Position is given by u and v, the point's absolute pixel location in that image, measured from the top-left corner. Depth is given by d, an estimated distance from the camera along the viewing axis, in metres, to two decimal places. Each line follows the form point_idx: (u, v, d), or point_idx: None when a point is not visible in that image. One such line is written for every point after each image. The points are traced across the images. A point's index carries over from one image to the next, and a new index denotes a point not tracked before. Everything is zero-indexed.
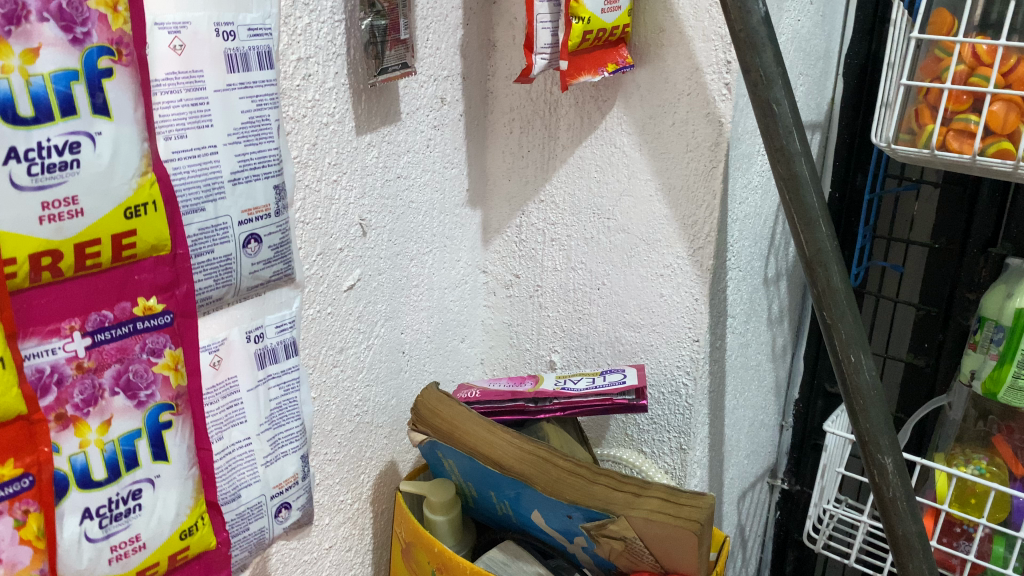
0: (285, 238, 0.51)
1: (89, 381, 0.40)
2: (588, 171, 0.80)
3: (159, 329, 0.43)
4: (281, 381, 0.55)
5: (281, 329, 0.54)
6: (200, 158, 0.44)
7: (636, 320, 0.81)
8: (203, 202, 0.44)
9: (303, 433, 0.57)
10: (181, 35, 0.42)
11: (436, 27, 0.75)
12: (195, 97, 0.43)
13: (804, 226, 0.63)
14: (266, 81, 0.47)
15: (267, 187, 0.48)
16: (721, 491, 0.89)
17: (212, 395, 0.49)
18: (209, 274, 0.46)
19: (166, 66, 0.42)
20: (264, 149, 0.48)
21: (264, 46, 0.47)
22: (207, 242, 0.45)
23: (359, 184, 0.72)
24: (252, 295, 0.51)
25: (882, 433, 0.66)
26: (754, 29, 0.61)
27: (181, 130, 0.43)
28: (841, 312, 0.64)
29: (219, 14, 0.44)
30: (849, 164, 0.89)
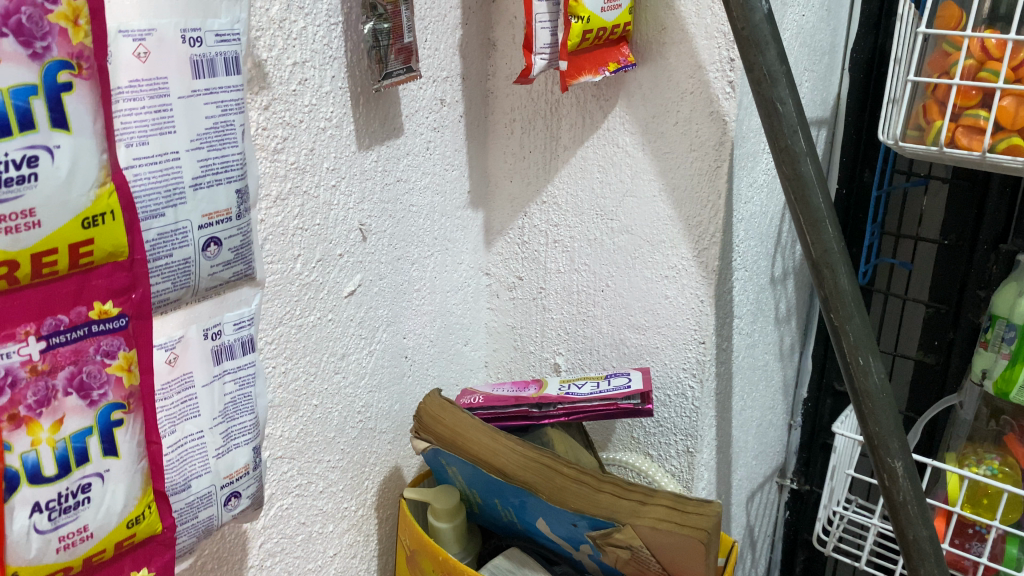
0: (246, 239, 0.50)
1: (43, 384, 0.39)
2: (590, 172, 0.79)
3: (113, 333, 0.42)
4: (239, 376, 0.53)
5: (241, 326, 0.52)
6: (162, 164, 0.43)
7: (642, 322, 0.80)
8: (163, 208, 0.44)
9: (257, 429, 0.55)
10: (146, 42, 0.42)
11: (435, 28, 0.74)
12: (158, 104, 0.43)
13: (810, 227, 0.62)
14: (233, 87, 0.47)
15: (230, 191, 0.48)
16: (728, 493, 0.88)
17: (166, 390, 0.48)
18: (169, 278, 0.45)
19: (130, 73, 0.41)
20: (227, 154, 0.47)
21: (231, 52, 0.47)
22: (166, 247, 0.44)
23: (358, 189, 0.71)
24: (213, 294, 0.50)
25: (892, 435, 0.65)
26: (757, 27, 0.59)
27: (143, 136, 0.42)
28: (849, 314, 0.63)
29: (185, 20, 0.43)
30: (857, 160, 0.88)
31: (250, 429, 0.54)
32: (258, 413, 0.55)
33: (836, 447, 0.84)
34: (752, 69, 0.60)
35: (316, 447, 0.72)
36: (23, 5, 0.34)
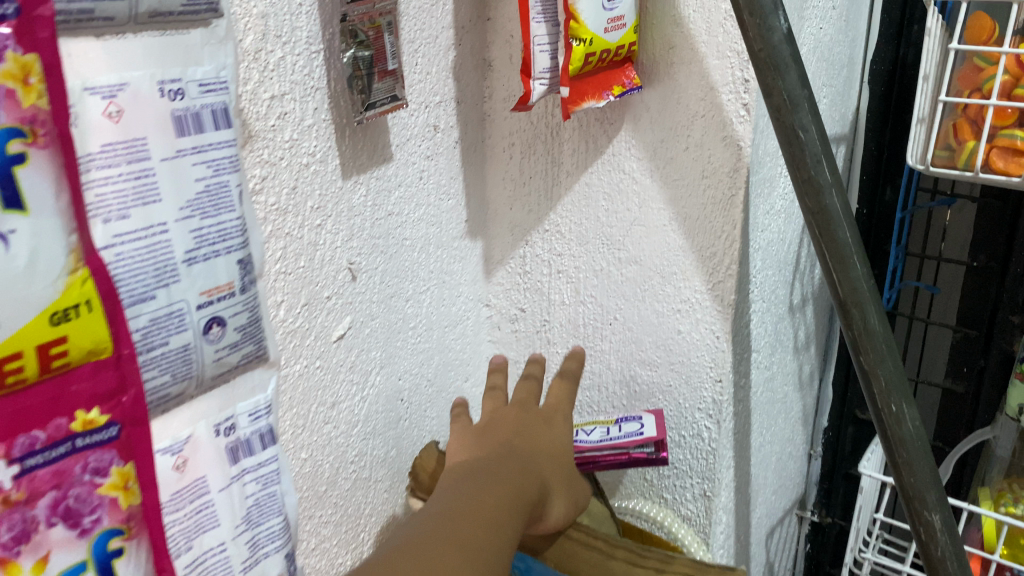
0: (254, 316, 0.46)
1: (19, 516, 0.34)
2: (595, 199, 0.74)
3: (102, 445, 0.37)
4: (258, 474, 0.48)
5: (256, 416, 0.48)
6: (147, 239, 0.38)
7: (652, 358, 0.76)
8: (153, 288, 0.39)
9: (286, 531, 0.51)
10: (118, 99, 0.37)
11: (426, 49, 0.69)
12: (138, 170, 0.38)
13: (837, 265, 0.55)
14: (223, 143, 0.42)
15: (229, 263, 0.43)
16: (748, 533, 0.83)
17: (175, 501, 0.43)
18: (166, 368, 0.40)
19: (102, 136, 0.36)
20: (223, 221, 0.43)
21: (219, 103, 0.42)
22: (160, 334, 0.39)
23: (347, 226, 0.65)
24: (216, 384, 0.44)
25: (928, 488, 0.58)
26: (776, 48, 0.51)
27: (123, 209, 0.37)
28: (880, 357, 0.57)
29: (163, 71, 0.39)
30: (877, 178, 0.83)
31: (276, 532, 0.49)
32: (285, 512, 0.51)
33: (861, 488, 0.79)
34: (770, 94, 0.52)
35: (309, 503, 0.67)
36: None
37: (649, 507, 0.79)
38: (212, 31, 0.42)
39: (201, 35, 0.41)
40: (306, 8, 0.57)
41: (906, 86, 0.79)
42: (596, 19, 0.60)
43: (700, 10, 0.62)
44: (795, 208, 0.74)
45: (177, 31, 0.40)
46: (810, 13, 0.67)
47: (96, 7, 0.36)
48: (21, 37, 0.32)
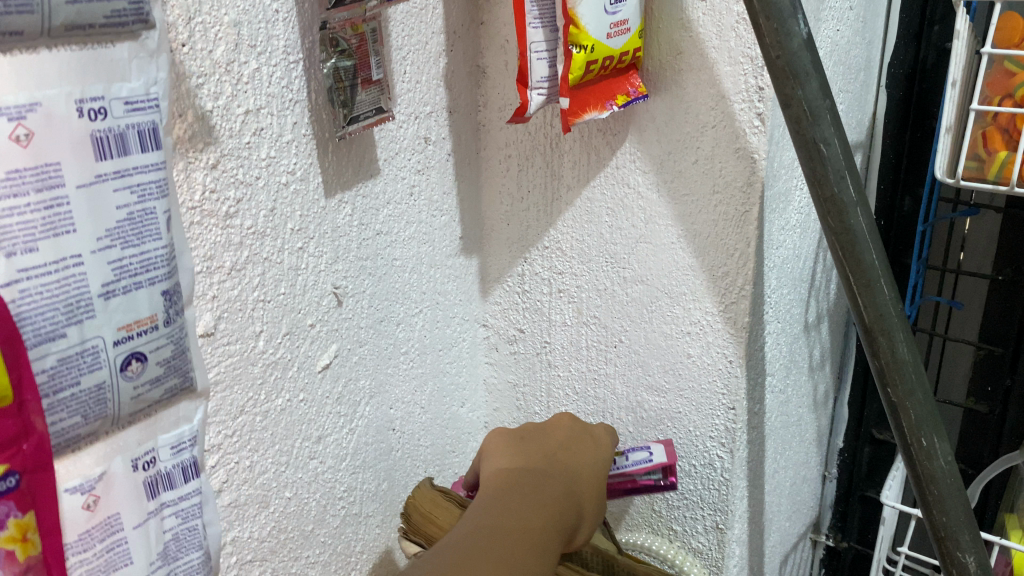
0: (181, 348, 0.41)
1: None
2: (598, 215, 0.70)
3: (1, 497, 0.33)
4: (179, 508, 0.44)
5: (179, 449, 0.43)
6: (59, 274, 0.34)
7: (661, 383, 0.71)
8: (63, 326, 0.34)
9: (212, 566, 0.46)
10: (27, 121, 0.32)
11: (415, 57, 0.64)
12: (48, 198, 0.33)
13: (862, 289, 0.49)
14: (152, 166, 0.37)
15: (152, 294, 0.38)
16: (762, 564, 0.79)
17: (85, 541, 0.38)
18: (77, 410, 0.36)
19: (7, 161, 0.32)
20: (148, 251, 0.38)
21: (148, 122, 0.37)
22: (70, 374, 0.35)
23: (331, 248, 0.60)
24: (136, 419, 0.40)
25: (963, 527, 0.53)
26: (795, 55, 0.44)
27: (29, 242, 0.33)
28: (909, 388, 0.51)
29: (81, 89, 0.34)
30: (896, 187, 0.79)
31: (197, 568, 0.44)
32: (208, 547, 0.46)
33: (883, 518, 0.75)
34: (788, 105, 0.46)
35: (293, 544, 0.62)
36: None
37: (657, 543, 0.74)
38: (143, 44, 0.37)
39: (129, 49, 0.36)
40: (283, 14, 0.52)
41: (926, 90, 0.75)
42: (598, 25, 0.55)
43: (709, 12, 0.58)
44: (811, 221, 0.70)
45: (100, 45, 0.35)
46: (827, 14, 0.63)
47: (1, 21, 0.31)
48: None
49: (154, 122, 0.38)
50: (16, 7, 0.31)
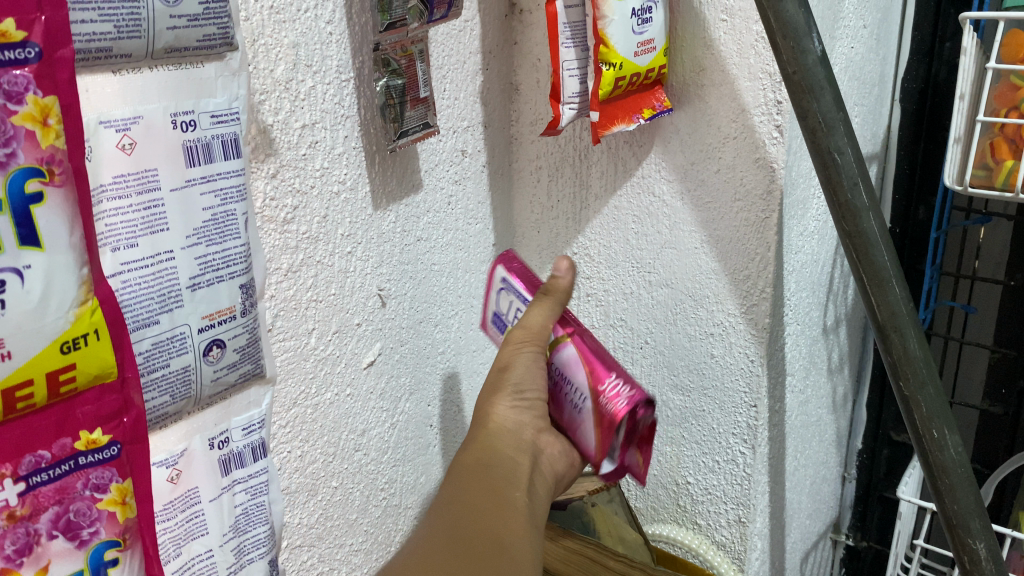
0: (253, 337, 0.47)
1: (22, 531, 0.35)
2: (625, 222, 0.74)
3: (104, 463, 0.38)
4: (249, 485, 0.50)
5: (250, 430, 0.49)
6: (154, 266, 0.40)
7: (685, 382, 0.75)
8: (157, 313, 0.40)
9: (273, 537, 0.52)
10: (131, 131, 0.39)
11: (454, 75, 0.68)
12: (147, 200, 0.40)
13: (873, 288, 0.50)
14: (233, 172, 0.44)
15: (232, 288, 0.45)
16: (782, 559, 0.82)
17: (168, 511, 0.44)
18: (166, 391, 0.42)
19: (115, 167, 0.38)
20: (228, 247, 0.44)
21: (230, 134, 0.44)
22: (161, 357, 0.41)
23: (376, 253, 0.65)
24: (216, 401, 0.46)
25: (973, 514, 0.51)
26: (810, 71, 0.47)
27: (132, 238, 0.39)
28: (922, 381, 0.50)
29: (176, 104, 0.41)
30: (910, 197, 0.82)
31: (262, 540, 0.51)
32: (274, 522, 0.52)
33: (900, 514, 0.78)
34: (805, 117, 0.48)
35: (338, 531, 0.66)
36: None
37: (682, 534, 0.78)
38: (226, 64, 0.43)
39: (216, 68, 0.43)
40: (336, 37, 0.56)
41: (938, 104, 0.78)
42: (626, 44, 0.59)
43: (730, 32, 0.62)
44: (828, 228, 0.73)
45: (190, 65, 0.41)
46: (841, 33, 0.67)
47: (113, 46, 0.37)
48: (41, 80, 0.33)
49: (235, 133, 0.44)
50: (125, 34, 0.37)
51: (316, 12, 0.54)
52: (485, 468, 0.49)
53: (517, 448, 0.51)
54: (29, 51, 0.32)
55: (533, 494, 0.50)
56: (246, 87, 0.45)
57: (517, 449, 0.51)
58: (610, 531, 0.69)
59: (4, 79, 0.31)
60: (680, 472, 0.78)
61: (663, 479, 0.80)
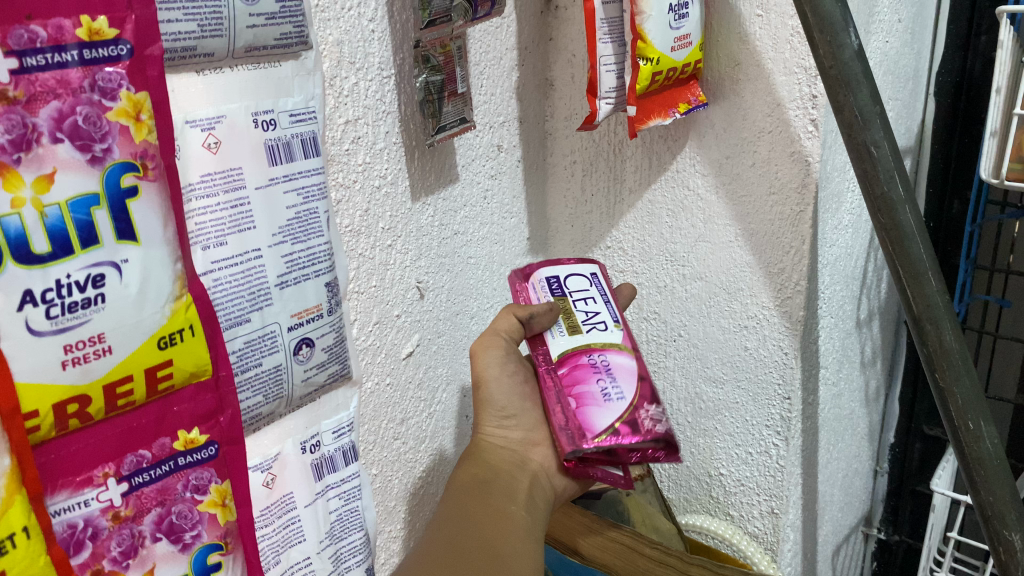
0: (340, 337, 0.51)
1: (127, 531, 0.38)
2: (659, 216, 0.75)
3: (202, 464, 0.41)
4: (341, 490, 0.54)
5: (339, 434, 0.53)
6: (242, 264, 0.43)
7: (719, 374, 0.76)
8: (247, 312, 0.43)
9: (366, 542, 0.56)
10: (215, 131, 0.41)
11: (491, 71, 0.69)
12: (234, 199, 0.42)
13: (910, 281, 0.49)
14: (313, 171, 0.47)
15: (317, 286, 0.48)
16: (814, 552, 0.82)
17: (266, 516, 0.48)
18: (258, 389, 0.45)
19: (202, 167, 0.41)
20: (312, 245, 0.47)
21: (309, 132, 0.47)
22: (253, 355, 0.44)
23: (415, 245, 0.66)
24: (303, 403, 0.49)
25: (1009, 505, 0.50)
26: (848, 65, 0.46)
27: (221, 237, 0.42)
28: (956, 373, 0.50)
29: (256, 103, 0.43)
30: (945, 190, 0.82)
31: (357, 545, 0.55)
32: (366, 528, 0.56)
33: (934, 507, 0.79)
34: (840, 111, 0.47)
35: (378, 518, 0.67)
36: (78, 106, 0.33)
37: (714, 523, 0.78)
38: (302, 63, 0.46)
39: (292, 67, 0.45)
40: (378, 34, 0.58)
41: (974, 97, 0.78)
42: (663, 39, 0.60)
43: (766, 27, 0.62)
44: (863, 221, 0.73)
45: (270, 64, 0.44)
46: (876, 27, 0.67)
47: (198, 44, 0.39)
48: (133, 77, 0.35)
49: (313, 131, 0.47)
50: (209, 32, 0.39)
51: (359, 10, 0.55)
52: (485, 487, 0.52)
53: (514, 464, 0.54)
54: (122, 48, 0.35)
55: (535, 506, 0.53)
56: (321, 86, 0.47)
57: (513, 465, 0.53)
58: (644, 521, 0.70)
59: (99, 77, 0.34)
60: (713, 463, 0.79)
61: (696, 470, 0.81)
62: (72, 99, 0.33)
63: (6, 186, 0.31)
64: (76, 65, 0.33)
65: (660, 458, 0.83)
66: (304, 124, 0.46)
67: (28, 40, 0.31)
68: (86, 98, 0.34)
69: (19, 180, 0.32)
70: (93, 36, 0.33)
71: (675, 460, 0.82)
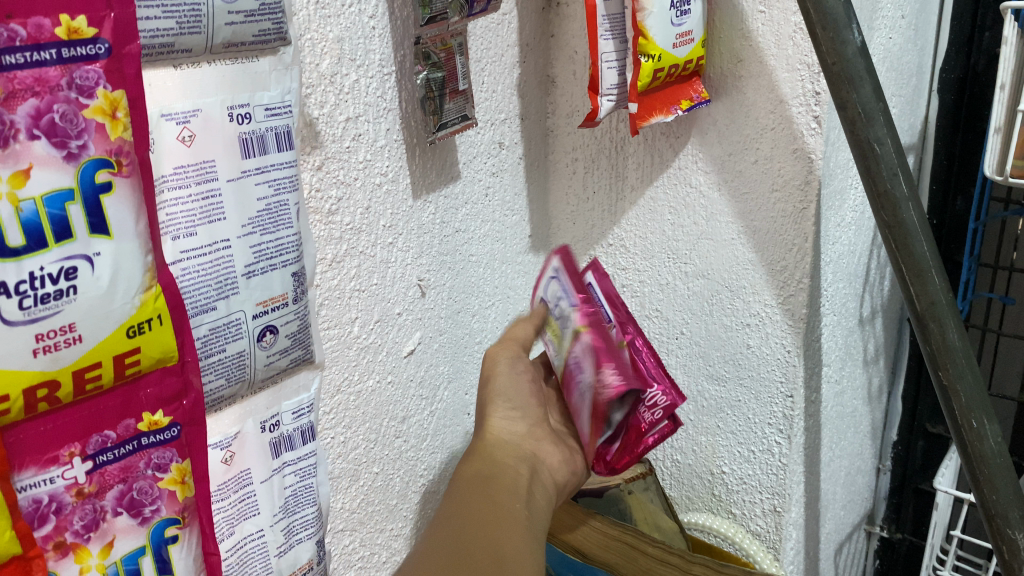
0: (304, 324, 0.50)
1: (90, 507, 0.38)
2: (661, 213, 0.75)
3: (165, 444, 0.41)
4: (298, 467, 0.53)
5: (299, 414, 0.52)
6: (211, 254, 0.43)
7: (721, 372, 0.75)
8: (214, 300, 0.43)
9: (320, 518, 0.55)
10: (191, 124, 0.41)
11: (492, 69, 0.69)
12: (205, 190, 0.42)
13: (912, 278, 0.48)
14: (285, 164, 0.47)
15: (284, 275, 0.47)
16: (816, 550, 0.82)
17: (222, 490, 0.48)
18: (221, 372, 0.44)
19: (175, 159, 0.41)
20: (281, 237, 0.47)
21: (283, 126, 0.46)
22: (218, 342, 0.44)
23: (416, 243, 0.66)
24: (267, 384, 0.49)
25: (1012, 504, 0.50)
26: (850, 61, 0.46)
27: (191, 228, 0.42)
28: (960, 371, 0.49)
29: (233, 97, 0.43)
30: (948, 187, 0.82)
31: (310, 520, 0.54)
32: (319, 503, 0.55)
33: (936, 505, 0.78)
34: (843, 108, 0.47)
35: (379, 516, 0.67)
36: (55, 104, 0.33)
37: (717, 522, 0.78)
38: (280, 58, 0.46)
39: (269, 62, 0.45)
40: (379, 31, 0.57)
41: (978, 94, 0.77)
42: (664, 36, 0.60)
43: (769, 23, 0.62)
44: (865, 219, 0.73)
45: (247, 59, 0.43)
46: (879, 23, 0.67)
47: (176, 41, 0.39)
48: (110, 75, 0.35)
49: (287, 125, 0.47)
50: (187, 30, 0.39)
51: (359, 7, 0.55)
52: (486, 482, 0.49)
53: (518, 458, 0.53)
54: (99, 47, 0.34)
55: (535, 502, 0.51)
56: (298, 81, 0.47)
57: (517, 458, 0.53)
58: (645, 519, 0.69)
59: (77, 75, 0.34)
60: (715, 461, 0.79)
61: (698, 468, 0.80)
62: (49, 97, 0.33)
63: None
64: (55, 64, 0.33)
65: (662, 456, 0.83)
66: (279, 118, 0.46)
67: (7, 39, 0.31)
68: (64, 96, 0.34)
69: None
70: (72, 34, 0.33)
71: (677, 458, 0.82)
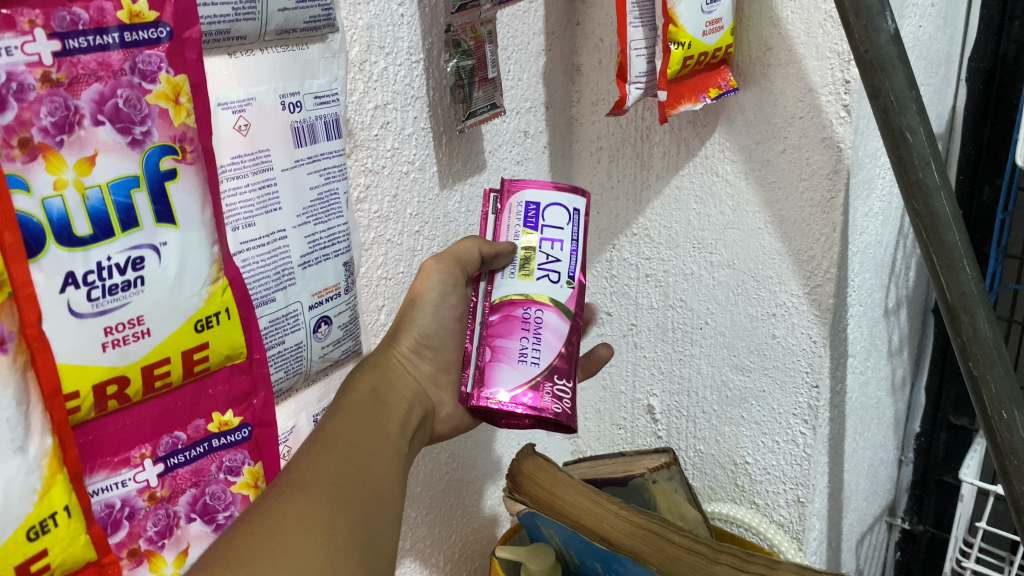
0: (354, 314, 0.51)
1: (163, 512, 0.40)
2: (687, 202, 0.75)
3: (235, 446, 0.43)
4: None
5: None
6: (269, 244, 0.44)
7: (746, 362, 0.75)
8: (273, 291, 0.44)
9: None
10: (246, 113, 0.42)
11: (518, 56, 0.69)
12: (262, 179, 0.43)
13: (943, 269, 0.48)
14: (335, 152, 0.48)
15: (336, 265, 0.49)
16: (839, 540, 0.82)
17: None
18: (281, 366, 0.46)
19: (232, 148, 0.41)
20: (333, 227, 0.48)
21: (332, 114, 0.47)
22: (278, 333, 0.45)
23: (443, 232, 0.66)
24: (318, 377, 0.50)
25: None
26: (884, 50, 0.45)
27: (249, 218, 0.43)
28: (990, 362, 0.48)
29: (284, 85, 0.44)
30: (975, 178, 0.81)
31: None
32: None
33: (962, 496, 0.78)
34: (876, 97, 0.46)
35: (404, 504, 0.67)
36: (119, 88, 0.34)
37: (742, 513, 0.77)
38: (327, 45, 0.46)
39: (319, 49, 0.46)
40: (408, 18, 0.57)
41: (1006, 84, 0.77)
42: (695, 23, 0.60)
43: (799, 11, 0.61)
44: (893, 208, 0.72)
45: (298, 47, 0.44)
46: (909, 11, 0.66)
47: (231, 27, 0.40)
48: (172, 59, 0.37)
49: (335, 113, 0.48)
50: (242, 16, 0.40)
51: None
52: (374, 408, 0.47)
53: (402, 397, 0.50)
54: (161, 31, 0.36)
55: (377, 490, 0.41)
56: (344, 69, 0.48)
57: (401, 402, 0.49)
58: (670, 508, 0.70)
59: (139, 59, 0.35)
60: (738, 451, 0.79)
61: (721, 458, 0.81)
62: (113, 82, 0.34)
63: (49, 167, 0.32)
64: (117, 47, 0.34)
65: (685, 447, 0.83)
66: (327, 106, 0.47)
67: (71, 22, 0.32)
68: (126, 81, 0.35)
69: (63, 161, 0.33)
70: (134, 18, 0.34)
71: (699, 448, 0.82)
